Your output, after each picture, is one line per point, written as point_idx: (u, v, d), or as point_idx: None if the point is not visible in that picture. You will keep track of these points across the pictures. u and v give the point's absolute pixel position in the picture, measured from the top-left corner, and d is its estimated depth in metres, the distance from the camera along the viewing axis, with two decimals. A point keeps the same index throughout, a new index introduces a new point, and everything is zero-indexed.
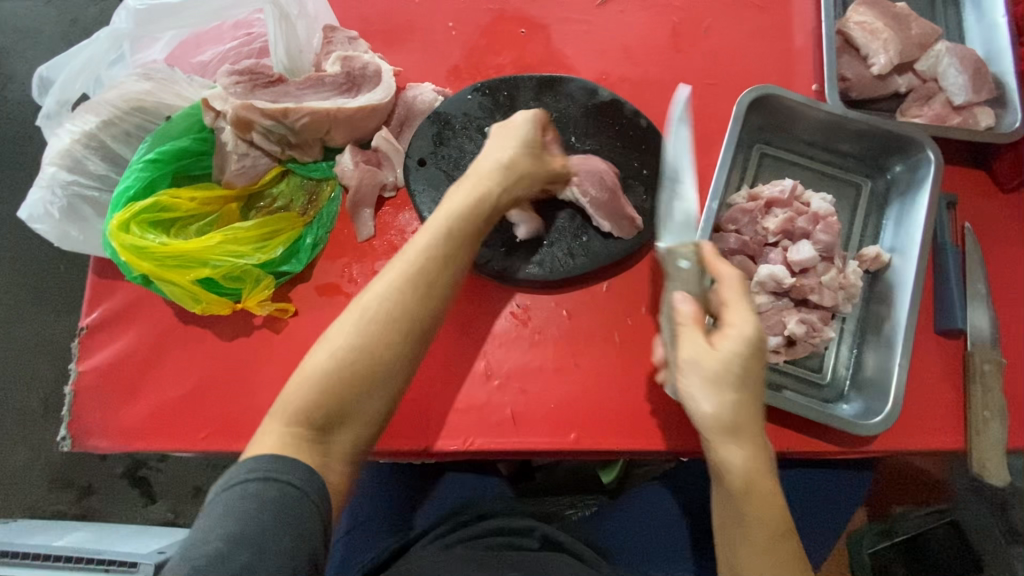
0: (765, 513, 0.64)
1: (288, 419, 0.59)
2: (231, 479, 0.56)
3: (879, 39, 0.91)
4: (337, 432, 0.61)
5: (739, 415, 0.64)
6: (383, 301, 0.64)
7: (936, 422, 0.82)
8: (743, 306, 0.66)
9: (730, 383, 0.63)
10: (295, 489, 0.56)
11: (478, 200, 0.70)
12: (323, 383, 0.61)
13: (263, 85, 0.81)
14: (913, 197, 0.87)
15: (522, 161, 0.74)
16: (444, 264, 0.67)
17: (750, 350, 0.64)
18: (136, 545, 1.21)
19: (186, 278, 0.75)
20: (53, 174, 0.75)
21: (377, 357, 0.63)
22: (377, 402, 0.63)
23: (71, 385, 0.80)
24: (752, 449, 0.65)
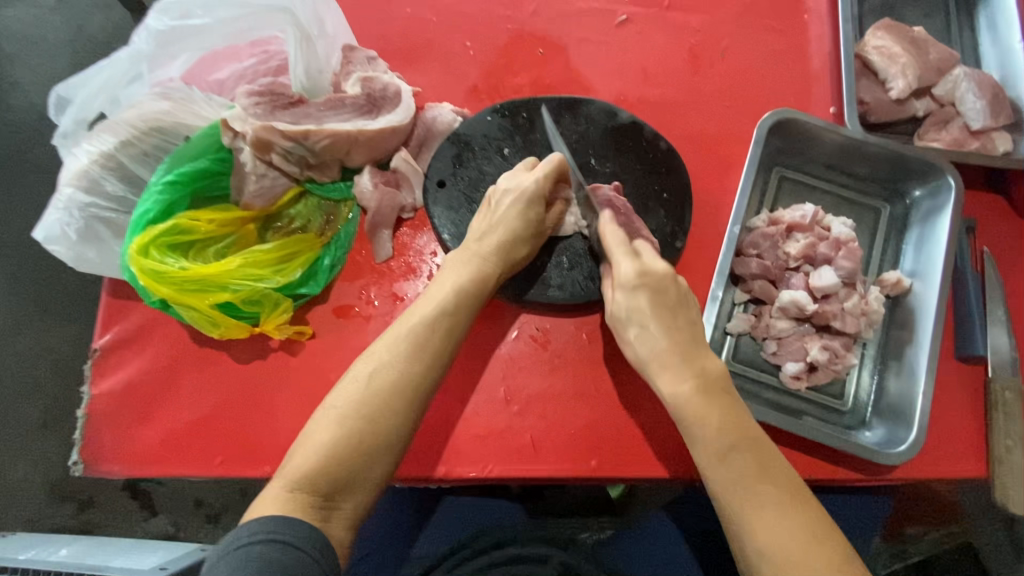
0: (703, 433, 0.64)
1: (291, 483, 0.59)
2: (234, 540, 0.54)
3: (898, 64, 0.92)
4: (340, 498, 0.61)
5: (647, 350, 0.70)
6: (388, 371, 0.65)
7: (958, 450, 0.82)
8: (622, 250, 0.73)
9: (627, 325, 0.72)
10: (300, 551, 0.55)
11: (482, 278, 0.73)
12: (329, 451, 0.60)
13: (283, 106, 0.80)
14: (933, 222, 0.87)
15: (522, 250, 0.76)
16: (446, 334, 0.69)
17: (631, 288, 0.71)
18: (137, 560, 1.19)
19: (204, 302, 0.74)
20: (70, 196, 0.75)
21: (378, 424, 0.63)
22: (381, 467, 0.63)
23: (84, 408, 0.79)
24: (674, 374, 0.68)
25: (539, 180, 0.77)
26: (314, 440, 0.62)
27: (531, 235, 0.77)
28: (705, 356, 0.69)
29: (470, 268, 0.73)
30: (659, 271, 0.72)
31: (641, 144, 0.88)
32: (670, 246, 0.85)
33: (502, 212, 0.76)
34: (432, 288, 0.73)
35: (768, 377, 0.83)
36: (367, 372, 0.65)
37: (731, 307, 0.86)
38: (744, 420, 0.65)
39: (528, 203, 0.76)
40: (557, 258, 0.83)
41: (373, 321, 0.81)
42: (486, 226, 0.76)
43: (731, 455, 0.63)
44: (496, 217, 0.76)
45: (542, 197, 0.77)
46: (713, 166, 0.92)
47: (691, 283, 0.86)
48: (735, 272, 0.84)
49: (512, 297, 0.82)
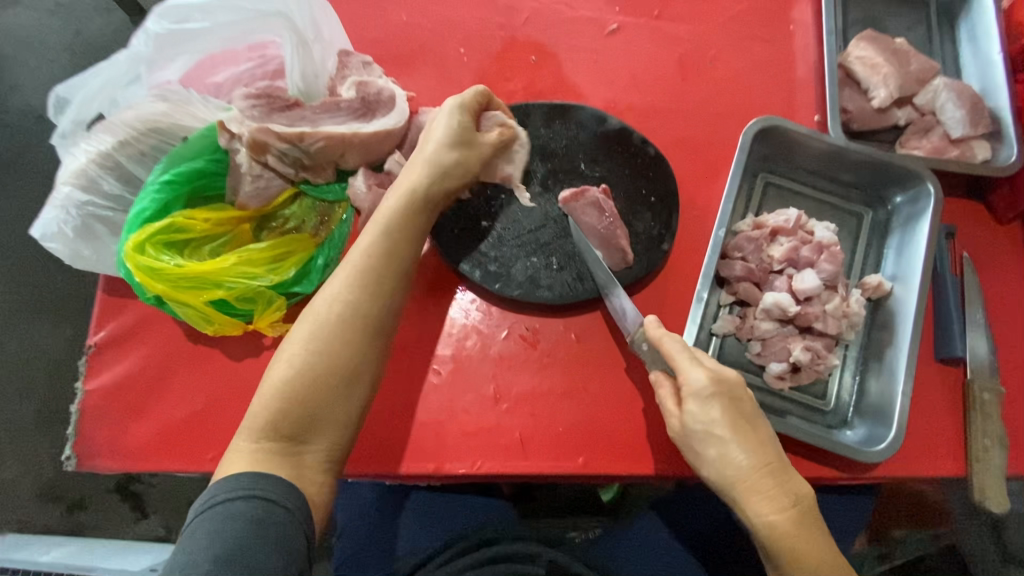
0: (801, 563, 0.64)
1: (256, 433, 0.63)
2: (213, 498, 0.59)
3: (880, 73, 0.94)
4: (310, 438, 0.65)
5: (731, 470, 0.67)
6: (334, 307, 0.68)
7: (938, 450, 0.84)
8: (688, 361, 0.70)
9: (707, 443, 0.68)
10: (276, 506, 0.59)
11: (418, 198, 0.74)
12: (285, 391, 0.64)
13: (279, 109, 0.82)
14: (913, 227, 0.89)
15: (450, 157, 0.76)
16: (393, 261, 0.71)
17: (707, 401, 0.68)
18: (128, 561, 1.19)
19: (199, 299, 0.76)
20: (67, 195, 0.76)
21: (330, 361, 0.66)
22: (347, 401, 0.67)
23: (78, 404, 0.79)
24: (769, 500, 0.65)
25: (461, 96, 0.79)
26: (272, 383, 0.65)
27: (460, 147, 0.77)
28: (789, 474, 0.68)
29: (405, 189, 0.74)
30: (730, 382, 0.69)
31: (630, 150, 0.90)
32: (657, 248, 0.86)
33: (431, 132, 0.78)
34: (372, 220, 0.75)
35: (753, 377, 0.85)
36: (316, 313, 0.68)
37: (716, 309, 0.88)
38: (832, 547, 0.66)
39: (450, 115, 0.77)
40: (529, 254, 0.85)
41: None
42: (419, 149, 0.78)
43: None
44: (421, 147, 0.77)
45: (465, 110, 0.78)
46: (700, 172, 0.94)
47: (679, 286, 0.88)
48: (720, 275, 0.86)
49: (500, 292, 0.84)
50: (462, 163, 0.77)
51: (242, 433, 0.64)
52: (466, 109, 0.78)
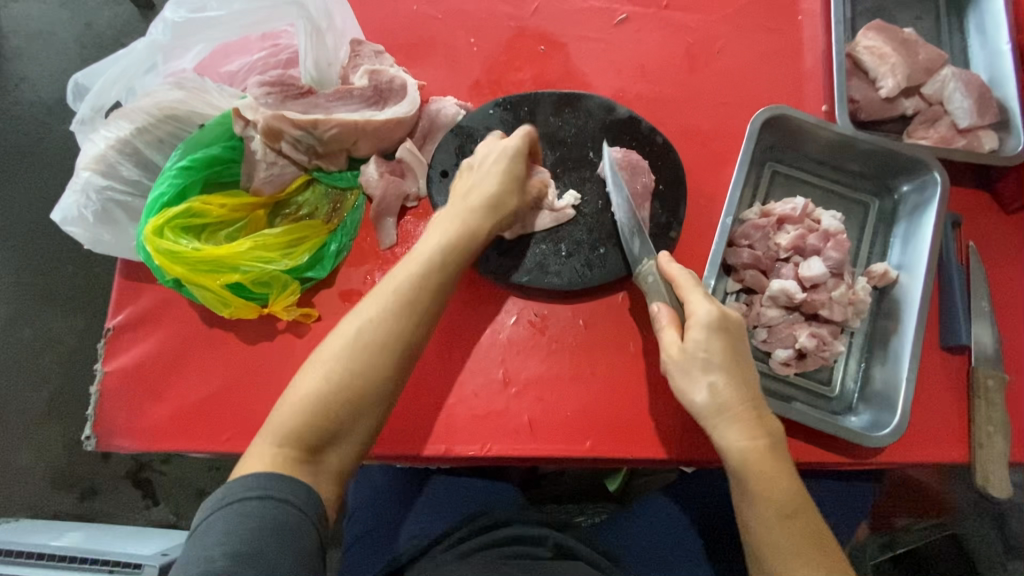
0: (771, 492, 0.67)
1: (279, 440, 0.62)
2: (229, 498, 0.58)
3: (887, 63, 0.95)
4: (328, 452, 0.64)
5: (723, 397, 0.68)
6: (376, 329, 0.67)
7: (942, 436, 0.84)
8: (697, 293, 0.72)
9: (699, 367, 0.69)
10: (293, 509, 0.59)
11: (471, 234, 0.75)
12: (315, 404, 0.64)
13: (293, 97, 0.83)
14: (920, 216, 0.90)
15: (511, 202, 0.78)
16: (435, 288, 0.71)
17: (714, 331, 0.69)
18: (140, 545, 1.22)
19: (215, 282, 0.77)
20: (87, 180, 0.77)
21: (364, 379, 0.65)
22: (366, 423, 0.66)
23: (97, 385, 0.81)
24: (745, 427, 0.67)
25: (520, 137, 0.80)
26: (301, 392, 0.64)
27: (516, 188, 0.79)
28: (767, 414, 0.70)
29: (459, 223, 0.75)
30: (733, 317, 0.71)
31: (639, 139, 0.90)
32: (665, 236, 0.87)
33: (490, 167, 0.79)
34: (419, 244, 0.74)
35: (758, 363, 0.86)
36: (356, 328, 0.67)
37: (723, 296, 0.88)
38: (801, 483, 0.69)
39: (511, 158, 0.79)
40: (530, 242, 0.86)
41: None
42: (474, 182, 0.78)
43: (792, 516, 0.67)
44: (477, 178, 0.78)
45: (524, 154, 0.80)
46: (708, 161, 0.95)
47: None
48: (727, 262, 0.87)
49: (503, 280, 0.85)
50: (519, 206, 0.80)
51: (262, 438, 0.62)
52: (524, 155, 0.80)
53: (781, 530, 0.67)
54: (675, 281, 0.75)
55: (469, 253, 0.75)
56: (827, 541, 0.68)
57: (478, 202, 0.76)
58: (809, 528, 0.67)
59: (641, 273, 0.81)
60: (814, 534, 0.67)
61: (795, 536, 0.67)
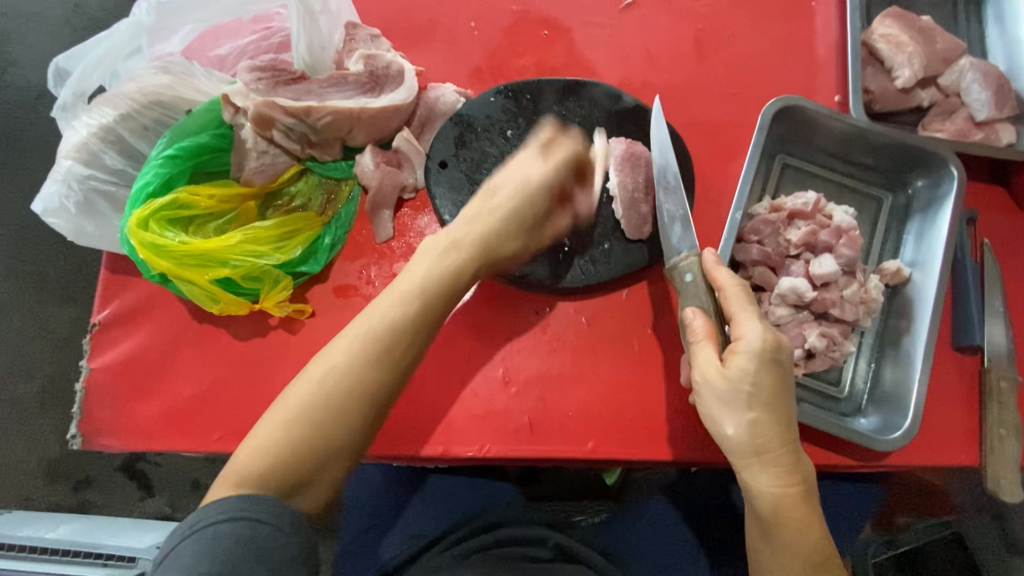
0: (799, 540, 0.66)
1: (237, 484, 0.56)
2: (197, 521, 0.54)
3: (905, 52, 0.91)
4: (296, 499, 0.59)
5: (763, 437, 0.65)
6: (341, 377, 0.61)
7: (952, 439, 0.82)
8: (749, 315, 0.67)
9: (743, 403, 0.65)
10: (268, 526, 0.54)
11: (454, 271, 0.68)
12: (277, 452, 0.58)
13: (285, 82, 0.80)
14: (934, 212, 0.87)
15: (511, 245, 0.72)
16: (410, 333, 0.64)
17: (764, 363, 0.65)
18: (134, 538, 1.20)
19: (204, 277, 0.74)
20: (68, 168, 0.74)
21: (329, 429, 0.60)
22: (335, 472, 0.61)
23: (82, 382, 0.79)
24: (779, 472, 0.65)
25: (552, 172, 0.73)
26: (261, 439, 0.59)
27: (526, 231, 0.73)
28: (802, 456, 0.68)
29: (447, 259, 0.68)
30: (785, 347, 0.67)
31: (645, 129, 0.87)
32: None
33: (500, 198, 0.72)
34: (397, 279, 0.67)
35: None
36: (320, 375, 0.61)
37: None
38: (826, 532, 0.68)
39: (534, 195, 0.72)
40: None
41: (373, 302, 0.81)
42: (480, 211, 0.72)
43: (819, 566, 0.66)
44: (490, 206, 0.71)
45: (551, 191, 0.73)
46: (716, 153, 0.92)
47: None
48: (735, 259, 0.84)
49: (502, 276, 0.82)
50: (523, 247, 0.74)
51: (222, 481, 0.57)
52: (551, 191, 0.73)
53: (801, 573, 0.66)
54: (724, 290, 0.70)
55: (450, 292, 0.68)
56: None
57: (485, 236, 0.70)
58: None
59: (676, 267, 0.74)
60: None
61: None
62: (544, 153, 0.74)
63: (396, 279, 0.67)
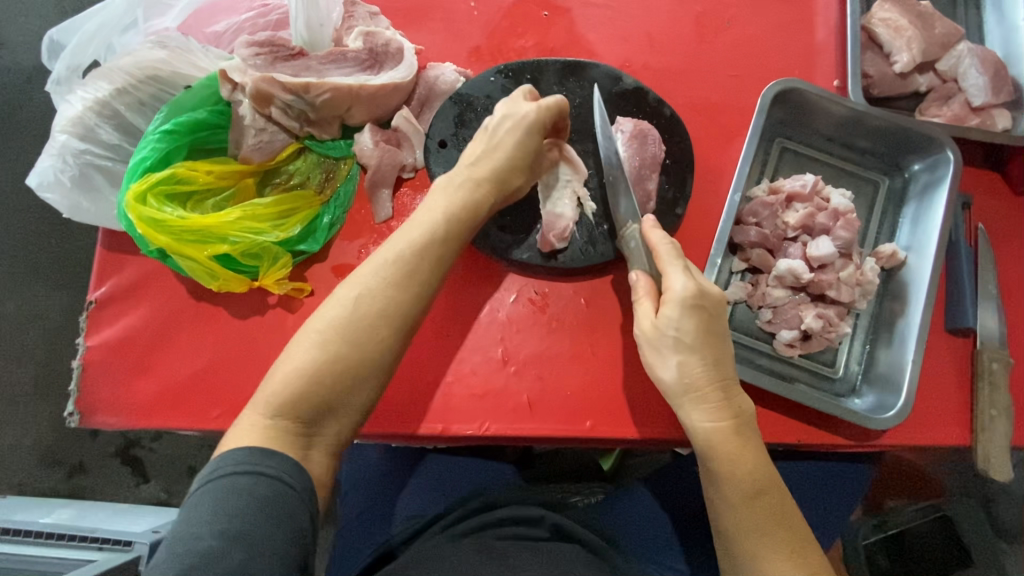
0: (734, 471, 0.66)
1: (272, 410, 0.58)
2: (215, 472, 0.55)
3: (903, 37, 0.92)
4: (323, 425, 0.60)
5: (690, 376, 0.67)
6: (374, 299, 0.63)
7: (944, 420, 0.84)
8: (675, 266, 0.69)
9: (670, 346, 0.68)
10: (285, 486, 0.55)
11: (474, 204, 0.71)
12: (308, 373, 0.60)
13: (284, 59, 0.79)
14: (930, 196, 0.88)
15: (516, 179, 0.75)
16: (435, 261, 0.67)
17: (687, 309, 0.67)
18: (129, 523, 1.20)
19: (202, 253, 0.74)
20: (64, 143, 0.73)
21: (363, 350, 0.62)
22: (364, 394, 0.62)
23: (79, 359, 0.78)
24: (711, 409, 0.67)
25: (540, 109, 0.75)
26: (294, 362, 0.60)
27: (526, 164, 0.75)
28: (739, 396, 0.69)
29: (468, 191, 0.71)
30: (711, 296, 0.68)
31: (645, 110, 0.87)
32: (670, 212, 0.85)
33: (502, 137, 0.74)
34: (418, 214, 0.70)
35: (761, 345, 0.84)
36: (353, 296, 0.63)
37: (728, 276, 0.86)
38: (771, 467, 0.67)
39: (526, 131, 0.74)
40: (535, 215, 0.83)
41: None
42: (483, 150, 0.74)
43: (757, 496, 0.65)
44: (496, 140, 0.74)
45: (542, 128, 0.75)
46: (715, 136, 0.92)
47: (690, 251, 0.87)
48: (733, 241, 0.85)
49: (506, 255, 0.82)
50: (524, 182, 0.76)
51: (253, 406, 0.59)
52: (542, 129, 0.75)
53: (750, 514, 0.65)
54: (656, 251, 0.71)
55: (473, 225, 0.72)
56: (792, 522, 0.65)
57: (493, 166, 0.73)
58: (773, 509, 0.65)
59: (623, 236, 0.77)
60: (781, 520, 0.65)
61: (759, 517, 0.65)
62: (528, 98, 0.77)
63: (417, 214, 0.70)
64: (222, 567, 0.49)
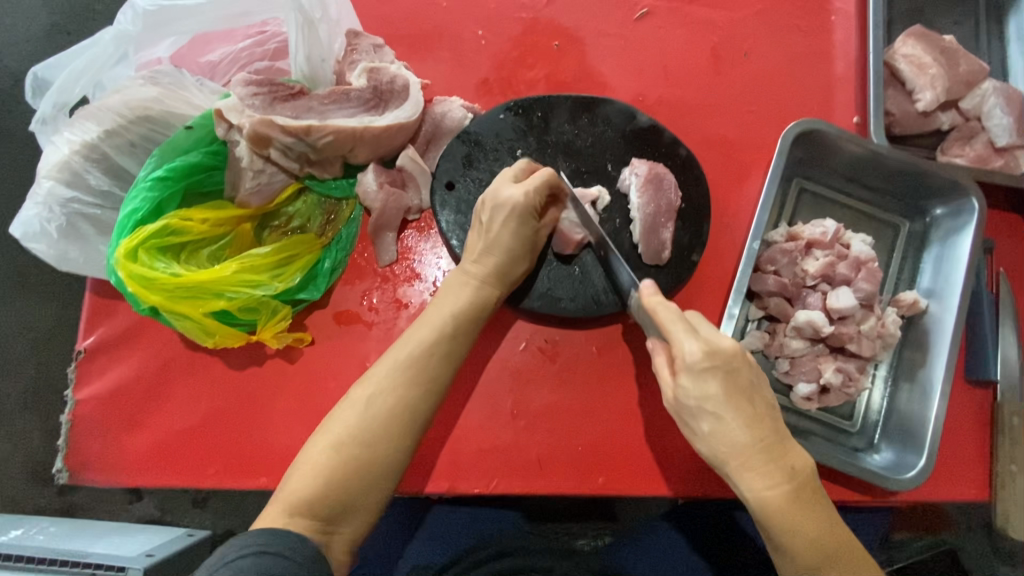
0: (797, 537, 0.62)
1: (289, 507, 0.57)
2: (217, 558, 0.51)
3: (928, 74, 0.88)
4: (340, 524, 0.60)
5: (725, 447, 0.63)
6: (387, 398, 0.63)
7: (963, 472, 0.82)
8: (680, 327, 0.64)
9: (697, 417, 0.64)
10: (290, 560, 0.53)
11: (481, 301, 0.71)
12: (326, 476, 0.59)
13: (284, 98, 0.74)
14: (953, 242, 0.85)
15: (521, 268, 0.73)
16: (445, 356, 0.67)
17: (701, 375, 0.62)
18: (123, 546, 1.16)
19: (198, 311, 0.70)
20: (49, 190, 0.68)
21: (376, 451, 0.61)
22: (381, 490, 0.62)
23: (67, 415, 0.74)
24: (758, 475, 0.62)
25: (528, 194, 0.71)
26: (310, 462, 0.60)
27: (527, 252, 0.73)
28: (787, 448, 0.64)
29: (470, 290, 0.70)
30: (727, 352, 0.63)
31: (660, 150, 0.84)
32: (685, 259, 0.81)
33: (497, 230, 0.71)
34: (427, 312, 0.70)
35: (778, 396, 0.82)
36: (365, 398, 0.63)
37: (744, 324, 0.83)
38: (840, 525, 0.64)
39: (519, 222, 0.71)
40: (569, 266, 0.79)
41: (375, 328, 0.78)
42: (483, 247, 0.71)
43: (824, 557, 0.62)
44: (490, 237, 0.71)
45: (534, 212, 0.72)
46: (730, 175, 0.89)
47: (705, 297, 0.84)
48: (751, 289, 0.82)
49: (549, 317, 0.79)
50: (530, 267, 0.74)
51: (274, 504, 0.58)
52: (533, 213, 0.72)
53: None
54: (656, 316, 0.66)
55: (484, 315, 0.71)
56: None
57: (492, 265, 0.71)
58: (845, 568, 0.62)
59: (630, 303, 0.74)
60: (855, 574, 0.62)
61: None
62: (519, 177, 0.73)
63: (425, 312, 0.70)
64: None
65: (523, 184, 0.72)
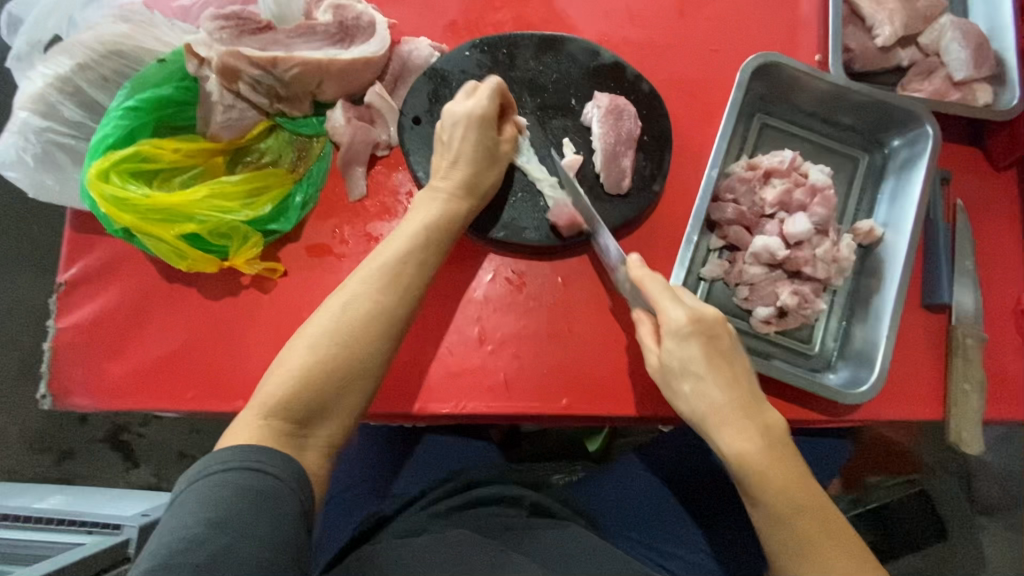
0: (772, 492, 0.66)
1: (264, 411, 0.61)
2: (206, 469, 0.56)
3: (885, 10, 0.90)
4: (315, 429, 0.63)
5: (705, 404, 0.68)
6: (362, 304, 0.67)
7: (919, 394, 0.85)
8: (666, 296, 0.69)
9: (682, 377, 0.69)
10: (271, 479, 0.56)
11: (450, 214, 0.74)
12: (302, 376, 0.63)
13: (251, 32, 0.77)
14: (909, 172, 0.87)
15: (489, 178, 0.77)
16: (418, 266, 0.71)
17: (685, 337, 0.68)
18: (119, 507, 1.19)
19: (170, 233, 0.73)
20: (25, 120, 0.71)
21: (346, 355, 0.65)
22: (354, 397, 0.65)
23: (49, 341, 0.77)
24: (736, 431, 0.66)
25: (481, 104, 0.76)
26: (285, 367, 0.63)
27: (491, 162, 0.77)
28: (762, 408, 0.68)
29: (437, 203, 0.74)
30: (709, 317, 0.68)
31: (623, 86, 0.86)
32: (648, 190, 0.84)
33: (458, 144, 0.76)
34: (402, 226, 0.73)
35: (738, 322, 0.84)
36: (340, 305, 0.67)
37: (706, 253, 0.86)
38: (810, 479, 0.67)
39: (478, 130, 0.76)
40: (536, 198, 0.82)
41: (346, 260, 0.80)
42: (447, 161, 0.76)
43: (797, 512, 0.66)
44: (453, 152, 0.76)
45: (491, 120, 0.76)
46: (695, 112, 0.91)
47: (668, 228, 0.86)
48: (711, 218, 0.84)
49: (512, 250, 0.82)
50: (498, 178, 0.78)
51: (249, 409, 0.61)
52: (491, 122, 0.76)
53: (796, 531, 0.66)
54: (641, 285, 0.71)
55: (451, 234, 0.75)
56: (837, 531, 0.66)
57: (458, 175, 0.75)
58: (816, 524, 0.66)
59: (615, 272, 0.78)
60: (824, 528, 0.66)
61: (805, 534, 0.65)
62: (471, 92, 0.78)
63: (399, 226, 0.73)
64: (208, 553, 0.50)
65: (476, 97, 0.77)
